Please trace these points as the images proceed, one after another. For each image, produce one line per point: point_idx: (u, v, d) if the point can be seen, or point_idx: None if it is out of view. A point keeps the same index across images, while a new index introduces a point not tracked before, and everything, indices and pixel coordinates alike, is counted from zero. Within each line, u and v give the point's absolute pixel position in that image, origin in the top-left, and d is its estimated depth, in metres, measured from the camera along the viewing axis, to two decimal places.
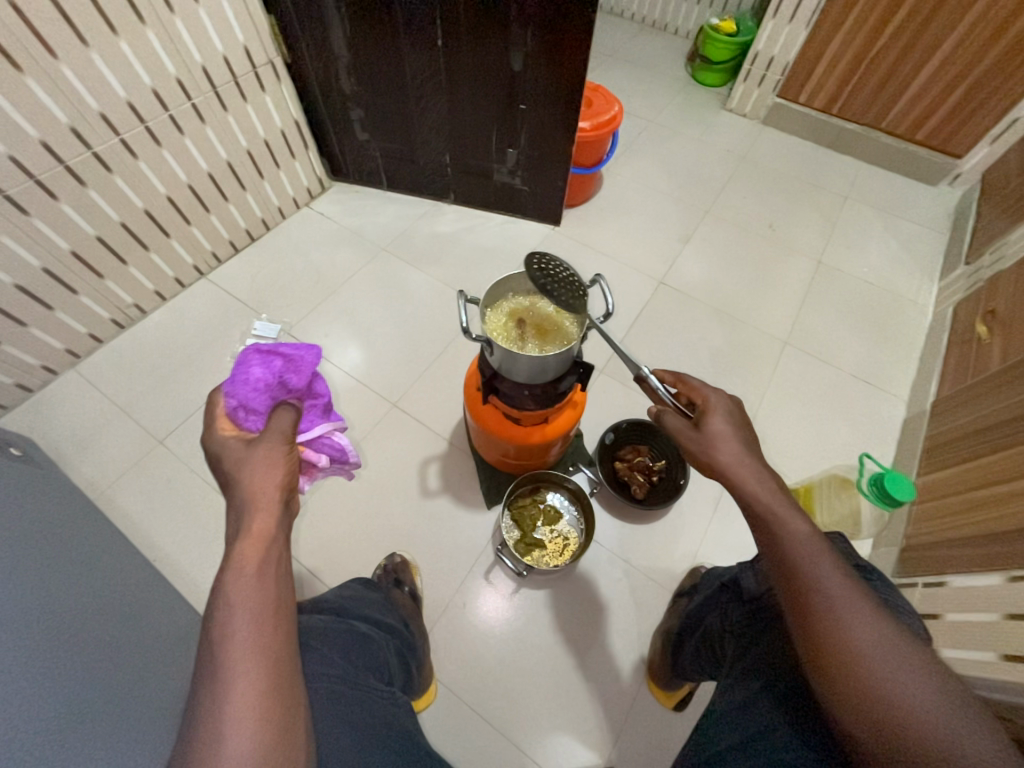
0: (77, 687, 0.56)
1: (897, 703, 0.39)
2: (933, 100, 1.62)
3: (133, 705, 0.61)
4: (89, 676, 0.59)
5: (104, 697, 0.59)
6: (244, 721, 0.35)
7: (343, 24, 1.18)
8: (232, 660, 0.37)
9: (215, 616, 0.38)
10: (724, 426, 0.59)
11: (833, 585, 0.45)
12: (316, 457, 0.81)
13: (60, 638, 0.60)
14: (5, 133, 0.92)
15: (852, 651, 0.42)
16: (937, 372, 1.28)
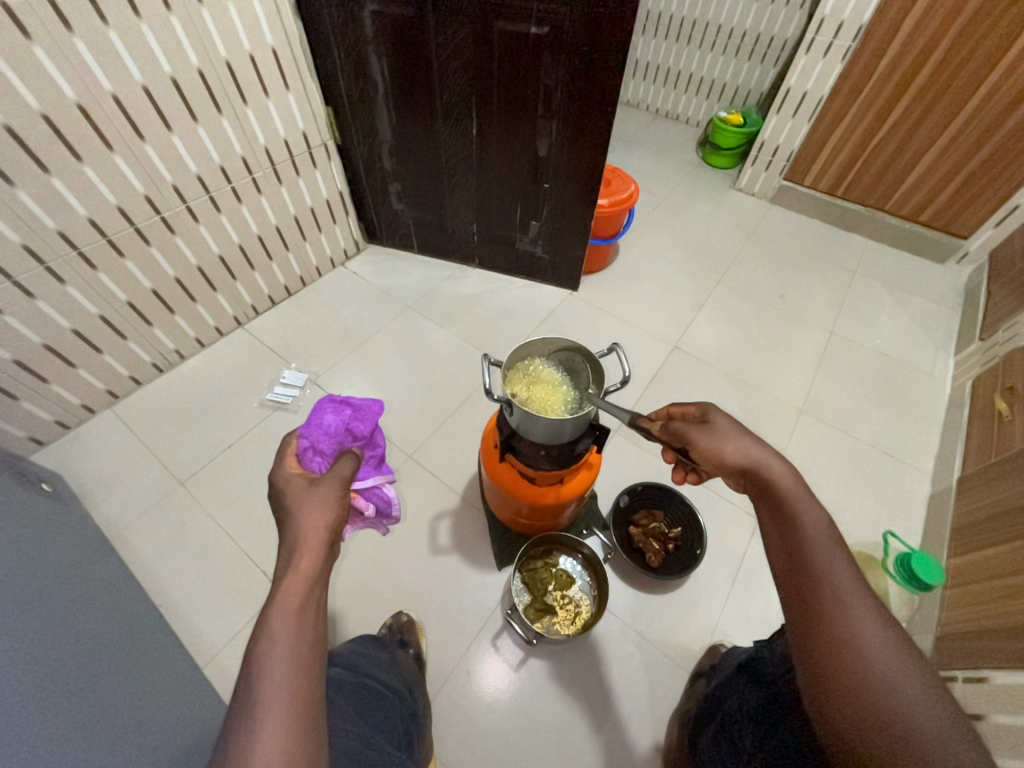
0: (81, 729, 0.55)
1: (889, 694, 0.38)
2: (934, 186, 1.72)
3: (136, 754, 0.59)
4: (95, 719, 0.58)
5: (108, 741, 0.57)
6: (269, 767, 0.35)
7: (390, 114, 1.34)
8: (267, 698, 0.37)
9: (255, 650, 0.39)
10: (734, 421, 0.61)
11: (840, 575, 0.45)
12: (366, 505, 0.94)
13: (70, 677, 0.60)
14: (89, 199, 1.04)
15: (855, 640, 0.41)
16: (960, 448, 1.25)
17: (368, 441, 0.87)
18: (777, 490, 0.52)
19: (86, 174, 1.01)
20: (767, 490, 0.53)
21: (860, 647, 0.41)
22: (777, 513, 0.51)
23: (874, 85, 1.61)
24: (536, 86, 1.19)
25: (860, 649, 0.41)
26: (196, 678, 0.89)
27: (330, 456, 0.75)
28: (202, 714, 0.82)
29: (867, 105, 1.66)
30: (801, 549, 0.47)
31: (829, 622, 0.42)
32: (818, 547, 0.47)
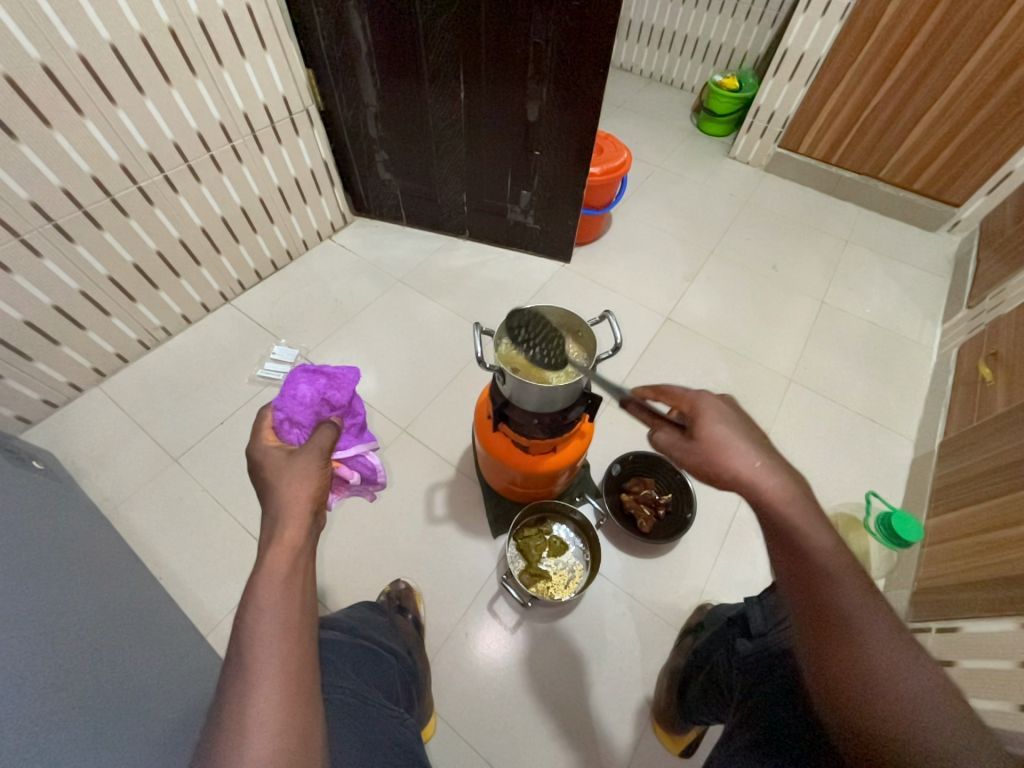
0: (77, 697, 0.56)
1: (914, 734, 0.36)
2: (929, 152, 1.70)
3: (130, 727, 0.59)
4: (89, 693, 0.58)
5: (101, 717, 0.57)
6: (265, 726, 0.36)
7: (374, 77, 1.28)
8: (259, 662, 0.38)
9: (244, 620, 0.40)
10: (725, 432, 0.54)
11: (852, 602, 0.42)
12: (350, 474, 1.04)
13: (62, 652, 0.59)
14: (61, 167, 1.00)
15: (872, 672, 0.39)
16: (944, 412, 1.28)
17: (346, 410, 0.90)
18: (779, 510, 0.48)
19: (57, 141, 0.96)
20: (764, 510, 0.50)
21: (877, 677, 0.39)
22: (781, 535, 0.48)
23: (872, 47, 1.57)
24: (525, 46, 1.14)
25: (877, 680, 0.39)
26: (200, 645, 0.91)
27: (307, 426, 0.78)
28: (207, 679, 0.84)
29: (864, 69, 1.62)
30: (810, 577, 0.45)
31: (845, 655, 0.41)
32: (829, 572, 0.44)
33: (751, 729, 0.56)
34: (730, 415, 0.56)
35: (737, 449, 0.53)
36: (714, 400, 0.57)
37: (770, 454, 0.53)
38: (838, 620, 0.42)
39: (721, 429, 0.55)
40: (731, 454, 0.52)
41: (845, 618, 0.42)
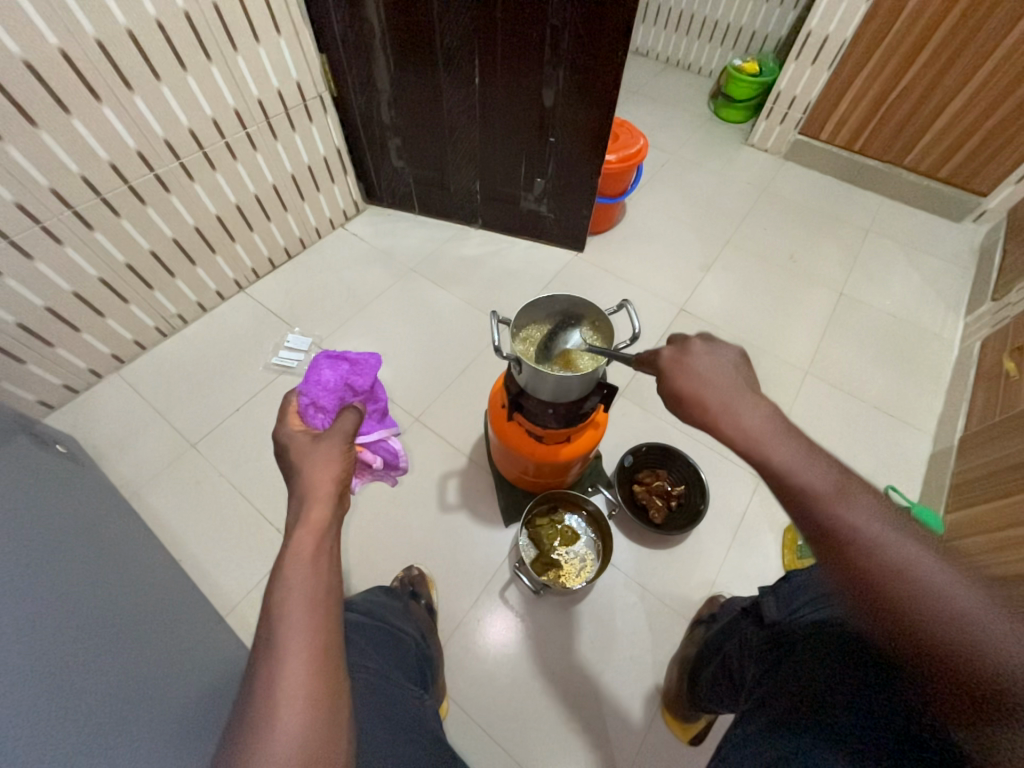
0: (96, 681, 0.57)
1: (946, 608, 0.37)
2: (956, 139, 1.64)
3: (146, 712, 0.60)
4: (104, 677, 0.59)
5: (112, 701, 0.57)
6: (294, 697, 0.36)
7: (388, 62, 1.27)
8: (287, 638, 0.39)
9: (273, 595, 0.41)
10: (700, 383, 0.57)
11: (858, 517, 0.42)
12: (373, 457, 1.13)
13: (76, 636, 0.60)
14: (80, 154, 1.00)
15: (883, 568, 0.40)
16: (965, 407, 1.26)
17: (368, 395, 0.91)
18: (758, 450, 0.50)
19: (76, 128, 0.97)
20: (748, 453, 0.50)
21: (893, 572, 0.39)
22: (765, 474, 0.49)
23: (901, 28, 1.51)
24: (542, 29, 1.12)
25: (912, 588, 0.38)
26: (218, 627, 0.93)
27: (332, 411, 0.80)
28: (226, 658, 0.86)
29: (893, 51, 1.56)
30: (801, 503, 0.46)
31: (867, 574, 0.41)
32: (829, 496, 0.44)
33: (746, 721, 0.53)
34: (705, 363, 0.58)
35: (717, 396, 0.55)
36: (675, 353, 0.60)
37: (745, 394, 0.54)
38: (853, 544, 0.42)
39: (690, 382, 0.57)
40: (707, 406, 0.55)
41: (859, 537, 0.42)
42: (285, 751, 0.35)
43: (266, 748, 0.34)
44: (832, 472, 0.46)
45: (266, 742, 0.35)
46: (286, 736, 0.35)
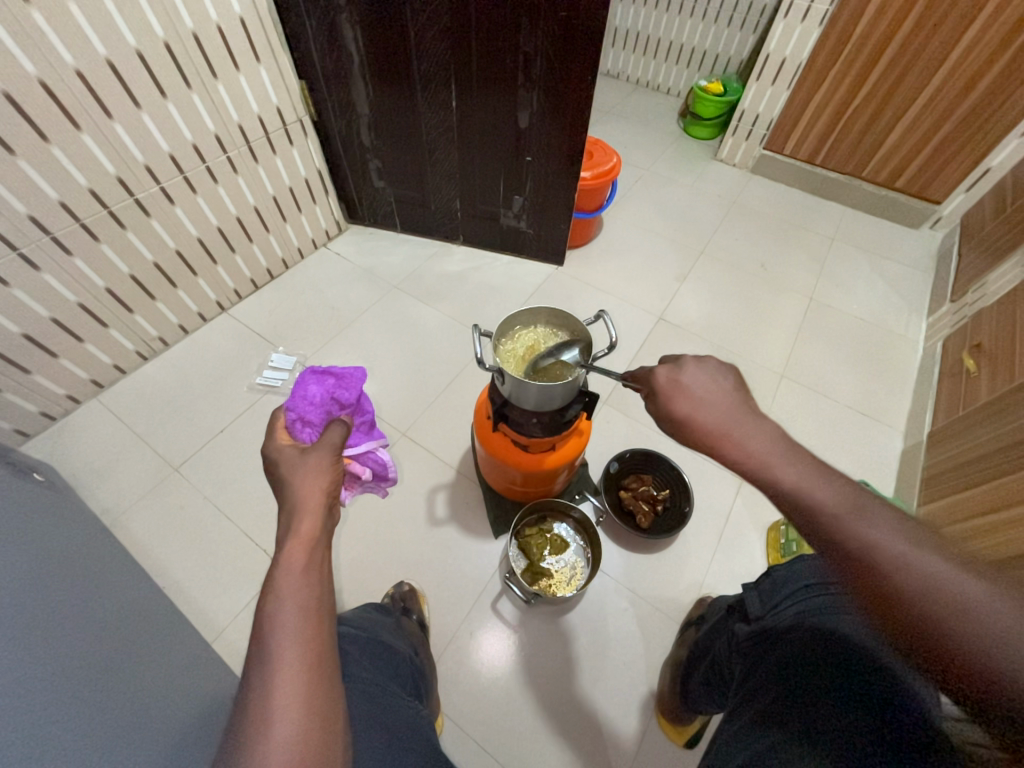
0: (83, 710, 0.57)
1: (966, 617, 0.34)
2: (909, 151, 1.75)
3: (133, 742, 0.59)
4: (84, 707, 0.57)
5: (93, 731, 0.55)
6: (289, 706, 0.37)
7: (367, 87, 1.31)
8: (281, 648, 0.39)
9: (266, 607, 0.41)
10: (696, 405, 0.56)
11: (876, 531, 0.40)
12: (362, 469, 1.03)
13: (53, 667, 0.58)
14: (59, 181, 1.00)
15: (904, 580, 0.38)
16: (932, 403, 1.32)
17: (355, 408, 0.91)
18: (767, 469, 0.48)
19: (55, 155, 0.98)
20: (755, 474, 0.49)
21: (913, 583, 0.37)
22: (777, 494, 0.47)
23: (852, 49, 1.61)
24: (514, 53, 1.17)
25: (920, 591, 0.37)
26: (204, 653, 0.91)
27: (319, 425, 0.81)
28: (213, 685, 0.84)
29: (846, 70, 1.66)
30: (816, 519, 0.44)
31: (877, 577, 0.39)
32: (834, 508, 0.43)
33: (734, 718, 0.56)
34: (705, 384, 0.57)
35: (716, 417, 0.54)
36: (668, 373, 0.59)
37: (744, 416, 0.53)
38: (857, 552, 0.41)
39: (685, 403, 0.56)
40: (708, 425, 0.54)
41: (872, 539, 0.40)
42: (281, 759, 0.35)
43: (262, 757, 0.35)
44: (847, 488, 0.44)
45: (262, 749, 0.35)
46: (282, 744, 0.36)
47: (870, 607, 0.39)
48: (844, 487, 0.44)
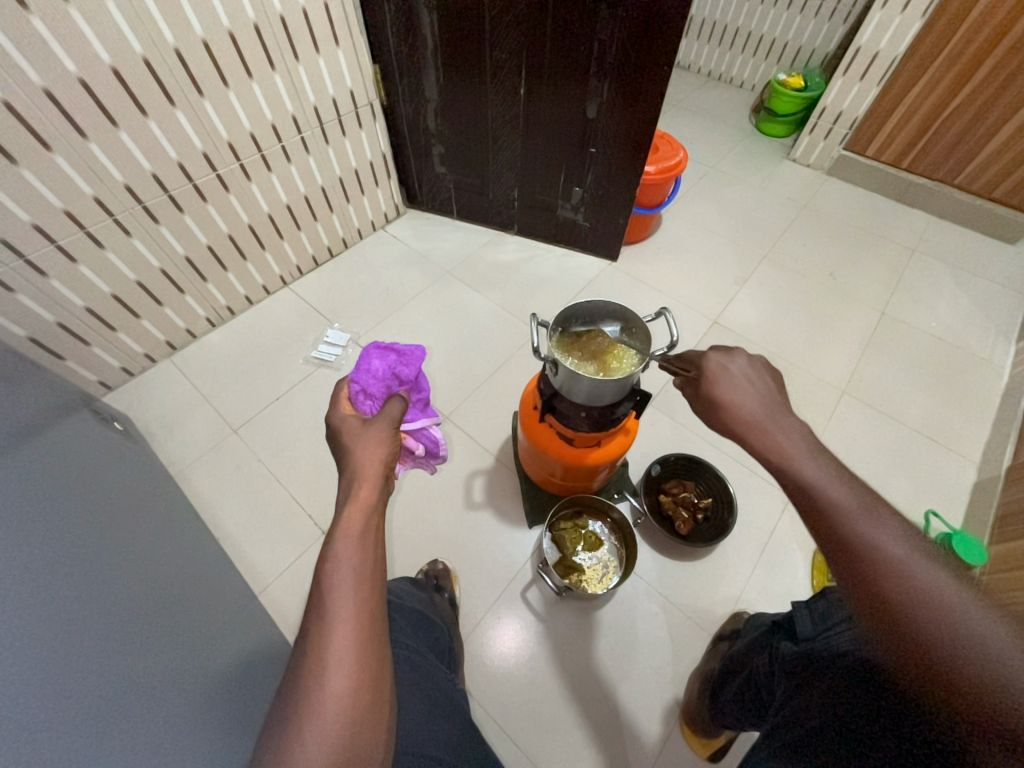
0: (147, 645, 0.62)
1: (957, 626, 0.35)
2: (1013, 158, 1.59)
3: (185, 681, 0.63)
4: (141, 644, 0.61)
5: (147, 669, 0.59)
6: (343, 660, 0.39)
7: (437, 73, 1.32)
8: (337, 603, 0.42)
9: (324, 566, 0.44)
10: (735, 396, 0.61)
11: (887, 540, 0.41)
12: (416, 446, 1.07)
13: (116, 605, 0.62)
14: (153, 153, 1.08)
15: (899, 588, 0.39)
16: (1015, 436, 1.20)
17: (413, 385, 0.94)
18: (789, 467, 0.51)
19: (151, 129, 1.05)
20: (780, 470, 0.52)
21: (908, 593, 0.38)
22: (796, 490, 0.49)
23: (958, 44, 1.47)
24: (589, 43, 1.15)
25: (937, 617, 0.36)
26: (252, 604, 0.98)
27: (379, 398, 0.84)
28: (258, 634, 0.90)
29: (948, 67, 1.53)
30: (823, 522, 0.46)
31: (874, 580, 0.40)
32: (860, 520, 0.43)
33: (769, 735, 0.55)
34: (744, 377, 0.62)
35: (755, 411, 0.58)
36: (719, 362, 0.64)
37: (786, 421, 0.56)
38: (873, 562, 0.41)
39: (727, 390, 0.62)
40: (745, 416, 0.58)
41: (879, 547, 0.41)
42: (333, 710, 0.37)
43: (318, 703, 0.37)
44: (864, 495, 0.45)
45: (316, 697, 0.37)
46: (334, 694, 0.38)
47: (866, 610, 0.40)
48: (864, 494, 0.45)
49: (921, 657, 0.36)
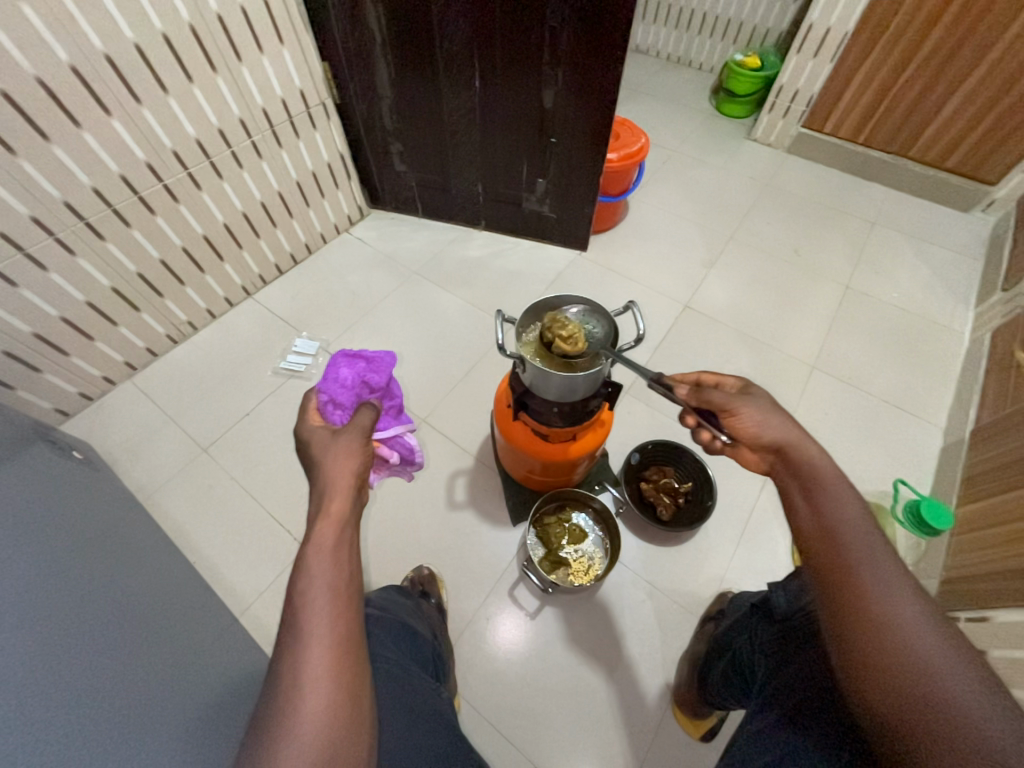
0: (128, 675, 0.60)
1: (931, 668, 0.39)
2: (962, 128, 1.63)
3: (170, 708, 0.62)
4: (120, 674, 0.59)
5: (116, 700, 0.56)
6: (319, 684, 0.37)
7: (389, 68, 1.28)
8: (311, 621, 0.40)
9: (297, 585, 0.42)
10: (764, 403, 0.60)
11: (884, 564, 0.44)
12: (389, 453, 1.03)
13: (85, 637, 0.59)
14: (91, 167, 1.02)
15: (887, 617, 0.42)
16: (975, 399, 1.25)
17: (384, 392, 0.93)
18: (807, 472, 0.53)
19: (87, 142, 0.99)
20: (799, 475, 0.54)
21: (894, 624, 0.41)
22: (808, 496, 0.51)
23: (903, 19, 1.50)
24: (541, 31, 1.13)
25: (925, 697, 0.38)
26: (233, 627, 0.95)
27: (349, 408, 0.80)
28: (241, 658, 0.88)
29: (897, 37, 1.54)
30: (826, 529, 0.48)
31: (863, 604, 0.43)
32: (877, 568, 0.44)
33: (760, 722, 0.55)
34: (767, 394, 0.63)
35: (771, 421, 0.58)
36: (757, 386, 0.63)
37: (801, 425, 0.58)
38: (877, 625, 0.42)
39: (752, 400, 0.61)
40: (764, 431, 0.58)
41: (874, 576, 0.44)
42: (310, 733, 0.36)
43: (294, 728, 0.36)
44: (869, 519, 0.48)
45: (292, 722, 0.36)
46: (309, 718, 0.36)
47: (852, 624, 0.43)
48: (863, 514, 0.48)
49: (890, 683, 0.40)
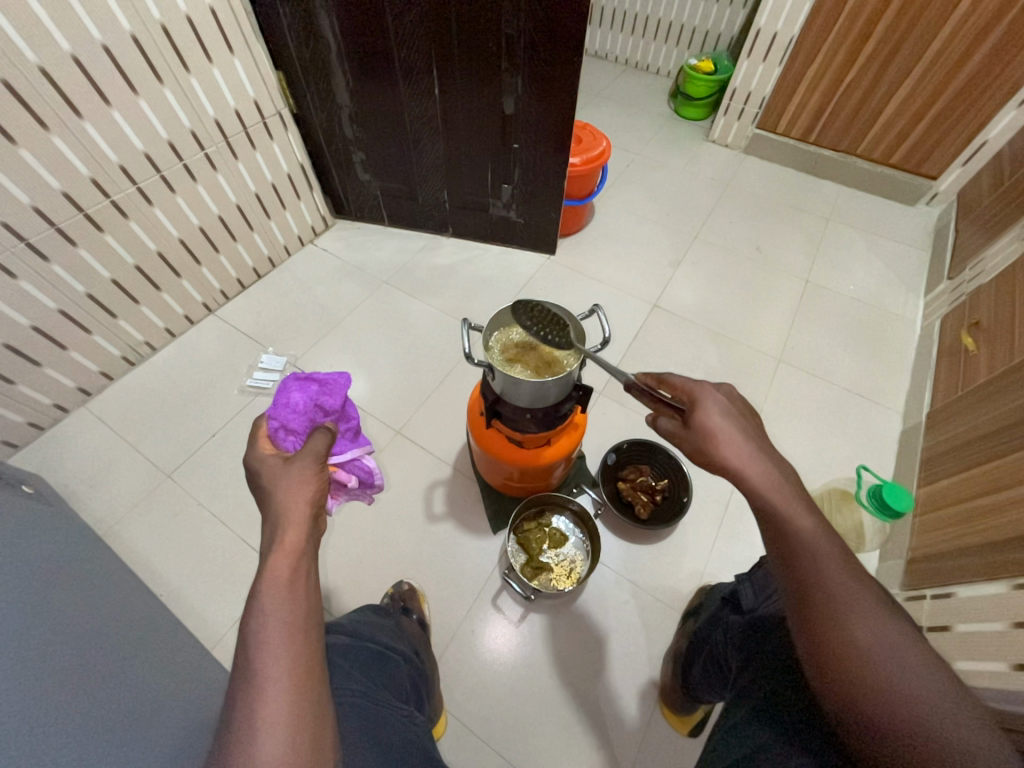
0: (92, 717, 0.57)
1: (906, 702, 0.39)
2: (903, 127, 1.72)
3: (137, 748, 0.59)
4: (82, 716, 0.56)
5: (78, 744, 0.53)
6: (277, 729, 0.36)
7: (346, 77, 1.27)
8: (266, 662, 0.38)
9: (250, 626, 0.40)
10: (722, 422, 0.57)
11: (853, 594, 0.44)
12: (348, 477, 1.01)
13: (41, 680, 0.56)
14: (30, 184, 0.97)
15: (861, 653, 0.41)
16: (929, 384, 1.31)
17: (340, 414, 0.90)
18: (769, 497, 0.50)
19: (24, 158, 0.94)
20: (758, 501, 0.51)
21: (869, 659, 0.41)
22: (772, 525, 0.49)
23: (843, 24, 1.58)
24: (497, 38, 1.13)
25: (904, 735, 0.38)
26: (205, 661, 0.91)
27: (302, 433, 0.79)
28: (213, 692, 0.84)
29: (840, 42, 1.62)
30: (793, 559, 0.47)
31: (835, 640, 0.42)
32: (848, 600, 0.43)
33: (733, 717, 0.56)
34: (728, 404, 0.59)
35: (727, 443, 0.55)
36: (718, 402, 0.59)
37: (761, 445, 0.55)
38: (853, 662, 0.41)
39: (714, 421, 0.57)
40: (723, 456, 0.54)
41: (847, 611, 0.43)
42: None
43: None
44: (837, 544, 0.47)
45: None
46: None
47: (828, 662, 0.42)
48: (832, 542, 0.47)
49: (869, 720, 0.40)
